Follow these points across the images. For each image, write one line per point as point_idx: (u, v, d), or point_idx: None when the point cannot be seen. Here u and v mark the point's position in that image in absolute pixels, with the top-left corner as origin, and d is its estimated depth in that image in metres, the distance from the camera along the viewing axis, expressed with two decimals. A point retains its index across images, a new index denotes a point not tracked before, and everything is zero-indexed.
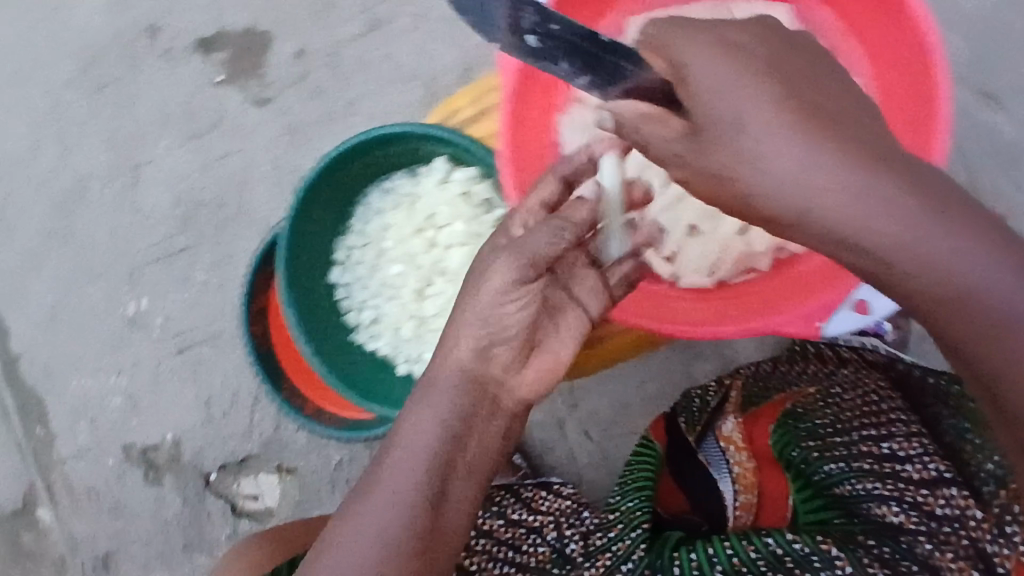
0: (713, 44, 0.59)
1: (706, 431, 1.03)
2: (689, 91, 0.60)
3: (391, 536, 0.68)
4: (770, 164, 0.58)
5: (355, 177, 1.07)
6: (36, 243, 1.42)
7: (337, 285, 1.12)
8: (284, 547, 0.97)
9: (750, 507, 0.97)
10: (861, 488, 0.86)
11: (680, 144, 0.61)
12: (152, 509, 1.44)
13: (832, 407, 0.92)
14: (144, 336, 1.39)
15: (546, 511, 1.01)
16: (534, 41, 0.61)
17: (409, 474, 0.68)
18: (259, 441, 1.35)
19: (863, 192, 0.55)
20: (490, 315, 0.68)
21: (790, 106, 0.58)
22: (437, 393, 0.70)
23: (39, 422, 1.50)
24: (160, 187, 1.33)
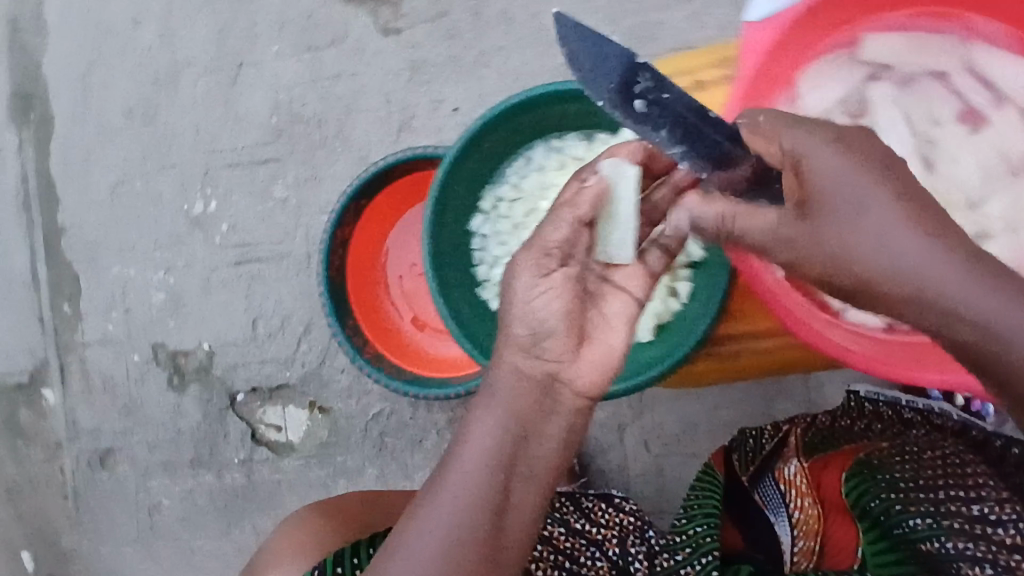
0: (833, 139, 0.59)
1: (764, 471, 0.96)
2: (802, 180, 0.59)
3: (454, 524, 0.63)
4: (871, 247, 0.56)
5: (531, 123, 0.88)
6: (116, 119, 1.37)
7: (473, 236, 0.93)
8: (351, 524, 0.92)
9: (810, 554, 0.90)
10: (951, 546, 0.76)
11: (779, 227, 0.60)
12: (168, 414, 1.38)
13: (911, 463, 0.84)
14: (203, 239, 1.33)
15: (607, 523, 0.98)
16: (642, 105, 0.64)
17: (475, 462, 0.64)
18: (298, 373, 1.30)
19: (966, 289, 0.53)
20: (524, 317, 0.66)
21: (904, 198, 0.57)
22: (505, 376, 0.66)
23: (68, 300, 1.43)
24: (260, 93, 1.28)
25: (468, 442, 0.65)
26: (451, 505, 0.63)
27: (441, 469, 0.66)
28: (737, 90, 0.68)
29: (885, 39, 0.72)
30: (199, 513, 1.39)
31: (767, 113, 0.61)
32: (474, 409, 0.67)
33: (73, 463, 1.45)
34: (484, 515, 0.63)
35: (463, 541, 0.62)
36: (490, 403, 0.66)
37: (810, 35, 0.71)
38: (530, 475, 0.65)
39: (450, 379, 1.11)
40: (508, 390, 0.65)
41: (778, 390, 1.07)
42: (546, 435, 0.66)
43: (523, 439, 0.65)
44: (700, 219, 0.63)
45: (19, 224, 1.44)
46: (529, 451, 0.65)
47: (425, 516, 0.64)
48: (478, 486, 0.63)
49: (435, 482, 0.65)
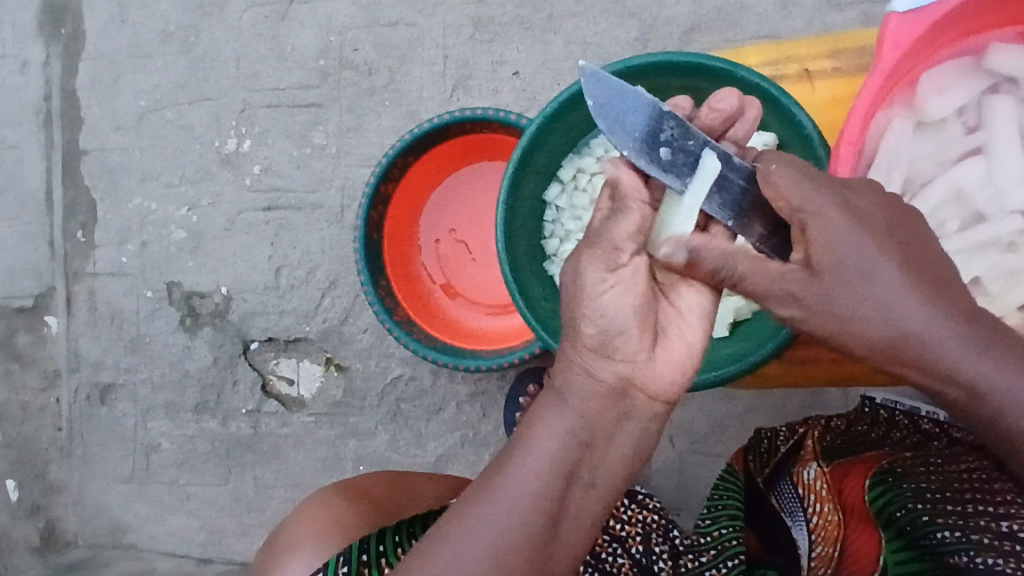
0: (838, 200, 0.54)
1: (780, 474, 0.84)
2: (808, 238, 0.54)
3: (512, 532, 0.56)
4: (888, 314, 0.52)
5: None
6: (152, 42, 1.33)
7: (547, 206, 0.90)
8: (376, 509, 0.87)
9: (828, 560, 0.75)
10: (981, 562, 0.63)
11: (792, 284, 0.54)
12: (174, 356, 1.33)
13: (940, 473, 0.69)
14: (232, 177, 1.28)
15: (631, 520, 0.86)
16: (665, 153, 0.60)
17: (539, 464, 0.57)
18: (318, 328, 1.25)
19: (969, 355, 0.51)
20: (602, 316, 0.59)
21: (907, 260, 0.53)
22: (578, 372, 0.59)
23: (82, 227, 1.38)
24: (311, 33, 1.24)
25: (530, 444, 0.58)
26: (505, 510, 0.56)
27: (494, 469, 0.59)
28: (874, 79, 0.62)
29: (1015, 51, 0.68)
30: (197, 460, 1.33)
31: (774, 172, 0.56)
32: (538, 407, 0.60)
33: (70, 396, 1.40)
34: (542, 525, 0.56)
35: (516, 547, 0.55)
36: (559, 405, 0.59)
37: (944, 36, 0.67)
38: (593, 484, 0.59)
39: (485, 354, 1.05)
40: (577, 392, 0.59)
41: (815, 399, 1.05)
42: (613, 443, 0.59)
43: (591, 446, 0.58)
44: (701, 252, 0.57)
45: (40, 140, 1.40)
46: (596, 459, 0.59)
47: (477, 519, 0.57)
48: (538, 492, 0.57)
49: (487, 482, 0.58)
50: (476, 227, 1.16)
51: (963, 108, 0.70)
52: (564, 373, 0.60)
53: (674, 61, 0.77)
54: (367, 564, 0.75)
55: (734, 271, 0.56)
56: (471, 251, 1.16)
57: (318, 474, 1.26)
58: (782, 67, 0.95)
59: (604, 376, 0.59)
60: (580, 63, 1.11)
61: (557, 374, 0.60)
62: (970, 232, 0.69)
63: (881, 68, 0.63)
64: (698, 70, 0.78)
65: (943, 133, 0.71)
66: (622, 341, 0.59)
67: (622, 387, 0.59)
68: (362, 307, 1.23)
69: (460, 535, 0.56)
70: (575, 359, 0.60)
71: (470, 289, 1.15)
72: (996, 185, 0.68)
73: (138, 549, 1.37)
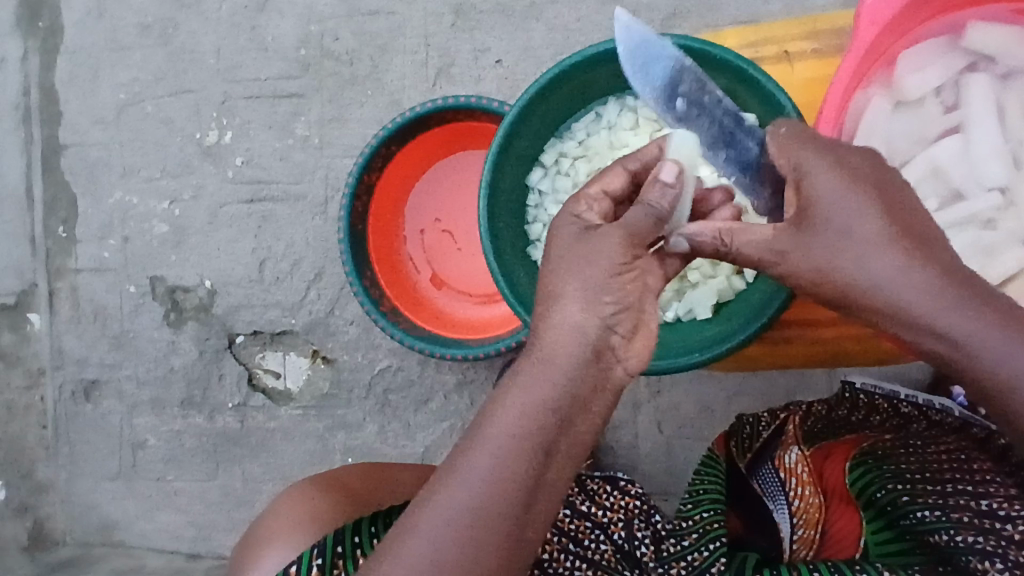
0: (831, 159, 0.58)
1: (762, 458, 0.82)
2: (801, 196, 0.59)
3: (490, 507, 0.55)
4: (872, 269, 0.55)
5: (608, 78, 0.83)
6: (129, 35, 1.31)
7: (529, 190, 0.90)
8: (351, 500, 0.86)
9: (810, 542, 0.76)
10: (961, 540, 0.64)
11: (781, 240, 0.58)
12: (160, 351, 1.32)
13: (918, 453, 0.71)
14: (215, 170, 1.27)
15: (613, 506, 0.86)
16: (681, 105, 0.64)
17: (511, 438, 0.55)
18: (304, 320, 1.24)
19: (941, 306, 0.53)
20: (612, 284, 0.57)
21: (891, 217, 0.56)
22: (556, 334, 0.57)
23: (63, 223, 1.36)
24: (291, 23, 1.22)
25: (506, 415, 0.56)
26: (479, 488, 0.55)
27: (470, 445, 0.57)
28: (851, 58, 0.62)
29: (992, 27, 0.69)
30: (185, 456, 1.32)
31: (784, 130, 0.60)
32: (516, 374, 0.57)
33: (54, 394, 1.38)
34: (517, 503, 0.55)
35: (490, 518, 0.55)
36: (544, 371, 0.56)
37: (920, 14, 0.67)
38: (569, 457, 0.57)
39: (471, 343, 1.05)
40: (562, 358, 0.56)
41: (800, 381, 1.05)
42: (589, 415, 0.57)
43: (569, 417, 0.56)
44: (699, 240, 0.60)
45: (18, 137, 1.38)
46: (574, 432, 0.57)
47: (446, 494, 0.56)
48: (515, 470, 0.55)
49: (461, 456, 0.57)
50: (460, 216, 1.15)
51: (942, 86, 0.71)
52: (540, 329, 0.58)
53: None
54: (342, 556, 0.75)
55: (732, 248, 0.59)
56: (456, 241, 1.15)
57: (306, 467, 1.26)
58: (761, 49, 0.95)
59: (594, 339, 0.56)
60: (563, 49, 1.11)
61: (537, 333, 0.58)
62: (949, 209, 0.69)
63: (859, 44, 0.62)
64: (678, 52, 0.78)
65: (921, 112, 0.71)
66: (608, 296, 0.56)
67: (600, 354, 0.57)
68: (348, 298, 1.22)
69: (435, 516, 0.56)
70: (556, 316, 0.57)
71: (455, 278, 1.15)
72: (974, 162, 0.69)
73: (127, 546, 1.36)
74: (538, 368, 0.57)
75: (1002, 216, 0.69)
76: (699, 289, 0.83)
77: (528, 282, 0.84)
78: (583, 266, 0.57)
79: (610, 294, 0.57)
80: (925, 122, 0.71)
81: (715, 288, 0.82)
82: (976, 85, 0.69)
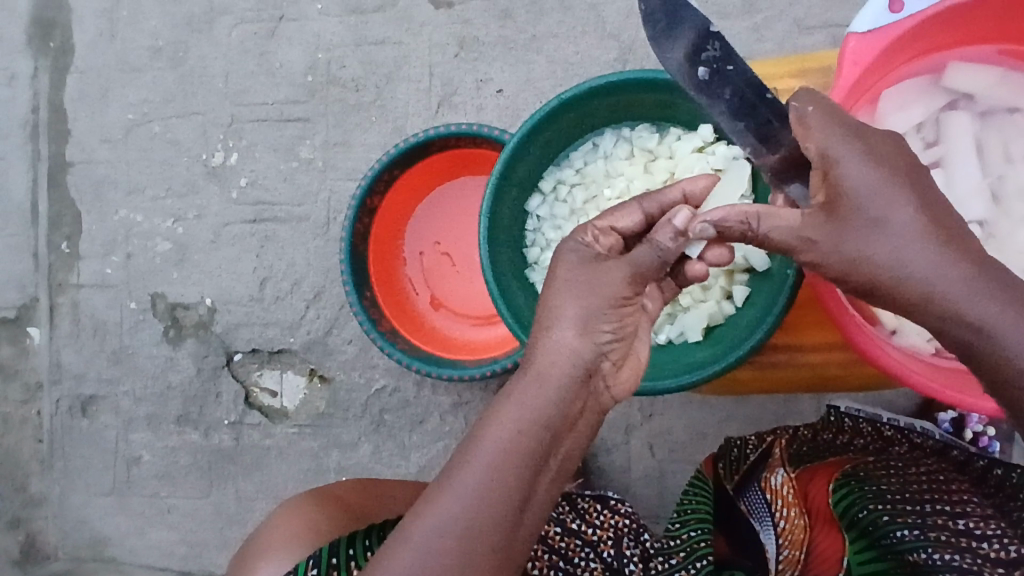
0: (861, 144, 0.56)
1: (749, 480, 0.85)
2: (829, 182, 0.57)
3: (479, 521, 0.56)
4: (905, 258, 0.54)
5: (606, 110, 0.87)
6: (141, 57, 1.35)
7: (528, 216, 0.92)
8: (346, 512, 0.87)
9: (795, 562, 0.76)
10: (939, 558, 0.64)
11: (809, 229, 0.57)
12: (158, 367, 1.33)
13: (897, 476, 0.73)
14: (220, 190, 1.30)
15: (602, 524, 0.86)
16: (704, 74, 0.64)
17: (504, 455, 0.57)
18: (302, 339, 1.26)
19: (974, 298, 0.52)
20: (611, 313, 0.61)
21: (923, 208, 0.55)
22: (552, 355, 0.60)
23: (67, 238, 1.38)
24: (299, 50, 1.26)
25: (499, 430, 0.58)
26: (475, 500, 0.56)
27: (464, 458, 0.58)
28: (836, 95, 0.66)
29: (968, 73, 0.73)
30: (179, 473, 1.33)
31: (808, 112, 0.58)
32: (513, 389, 0.59)
33: (50, 408, 1.39)
34: (509, 516, 0.57)
35: (479, 531, 0.56)
36: (541, 386, 0.59)
37: (903, 56, 0.71)
38: (558, 473, 0.60)
39: (467, 364, 1.07)
40: (557, 377, 0.59)
41: (790, 407, 1.07)
42: (577, 435, 0.60)
43: (561, 433, 0.59)
44: (724, 223, 0.59)
45: (26, 153, 1.41)
46: (564, 449, 0.60)
47: (438, 509, 0.57)
48: (507, 484, 0.57)
49: (453, 471, 0.58)
50: (459, 239, 1.18)
51: (923, 124, 0.74)
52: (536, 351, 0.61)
53: (653, 80, 0.80)
54: (336, 567, 0.77)
55: (760, 231, 0.59)
56: (454, 263, 1.18)
57: (300, 485, 1.26)
58: None
59: (587, 361, 0.60)
60: (562, 81, 1.15)
61: (533, 354, 0.61)
62: None
63: (845, 82, 0.66)
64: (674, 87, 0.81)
65: (905, 147, 0.74)
66: (607, 323, 0.61)
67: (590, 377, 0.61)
68: (346, 318, 1.24)
69: (428, 527, 0.56)
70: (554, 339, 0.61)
71: (454, 300, 1.17)
72: (954, 196, 0.72)
73: (118, 563, 1.36)
74: (533, 388, 0.59)
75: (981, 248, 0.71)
76: (691, 313, 0.85)
77: (526, 304, 0.86)
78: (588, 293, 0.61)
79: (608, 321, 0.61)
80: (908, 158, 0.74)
81: (705, 312, 0.84)
82: (955, 124, 0.73)
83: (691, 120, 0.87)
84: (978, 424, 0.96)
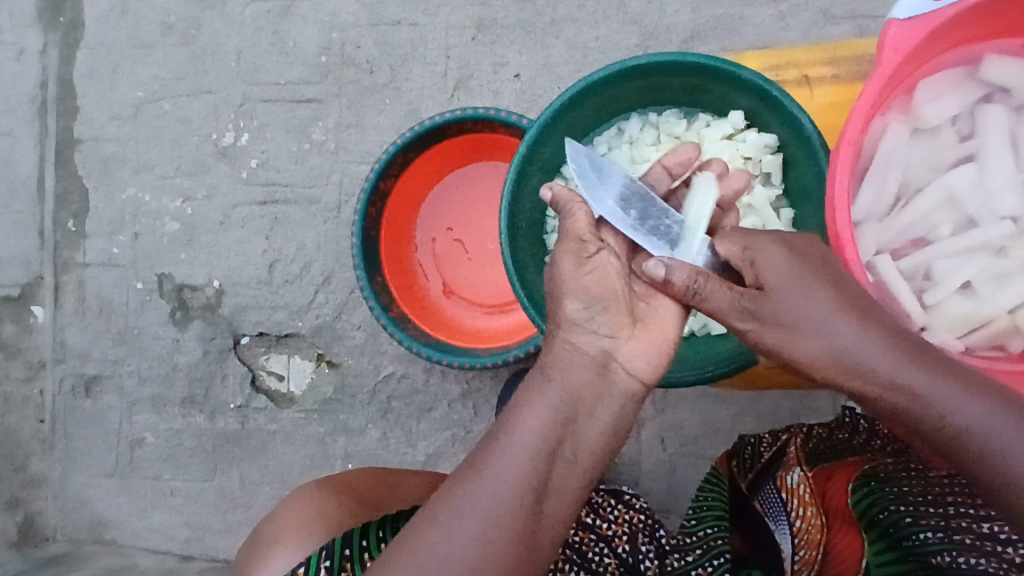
0: (777, 240, 0.62)
1: (764, 479, 0.85)
2: (755, 271, 0.61)
3: (501, 513, 0.55)
4: (825, 335, 0.57)
5: (633, 94, 0.85)
6: (152, 34, 1.33)
7: (550, 201, 0.90)
8: (356, 501, 0.86)
9: (812, 562, 0.75)
10: (963, 562, 0.63)
11: (742, 305, 0.61)
12: (164, 348, 1.31)
13: (921, 475, 0.71)
14: (230, 170, 1.28)
15: (617, 519, 0.86)
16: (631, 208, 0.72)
17: (526, 439, 0.57)
18: (310, 324, 1.25)
19: (897, 368, 0.54)
20: (593, 295, 0.65)
21: (839, 292, 0.59)
22: (564, 345, 0.63)
23: (73, 216, 1.36)
24: (313, 29, 1.24)
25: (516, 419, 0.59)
26: (500, 484, 0.56)
27: (483, 451, 0.58)
28: (873, 84, 0.64)
29: (1007, 63, 0.71)
30: (183, 455, 1.31)
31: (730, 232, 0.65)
32: (528, 388, 0.62)
33: (54, 387, 1.38)
34: (532, 499, 0.56)
35: (501, 514, 0.55)
36: (552, 374, 0.62)
37: (941, 45, 0.69)
38: (575, 461, 0.59)
39: (479, 352, 1.05)
40: (562, 363, 0.62)
41: (806, 404, 1.06)
42: (593, 420, 0.61)
43: (573, 417, 0.60)
44: (673, 274, 0.63)
45: (34, 128, 1.39)
46: (579, 434, 0.60)
47: (463, 498, 0.55)
48: (526, 467, 0.56)
49: (476, 462, 0.58)
50: (473, 225, 1.16)
51: (957, 116, 0.73)
52: (550, 348, 0.64)
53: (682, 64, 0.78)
54: (349, 558, 0.75)
55: (700, 292, 0.63)
56: (468, 250, 1.16)
57: (306, 471, 1.25)
58: (783, 71, 1.05)
59: (587, 345, 0.63)
60: (581, 67, 1.13)
61: (546, 351, 0.64)
62: (963, 235, 0.71)
63: (881, 72, 0.64)
64: (705, 71, 0.80)
65: (938, 140, 0.73)
66: (605, 305, 0.64)
67: (600, 362, 0.63)
68: (356, 304, 1.23)
69: (455, 516, 0.55)
70: (564, 329, 0.64)
71: (466, 288, 1.16)
72: (987, 189, 0.71)
73: (119, 545, 1.35)
74: (550, 376, 0.62)
75: (1013, 244, 0.71)
76: None
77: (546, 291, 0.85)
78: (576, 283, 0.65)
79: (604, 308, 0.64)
80: (936, 150, 0.73)
81: None
82: (990, 117, 0.71)
83: (719, 107, 0.85)
84: None
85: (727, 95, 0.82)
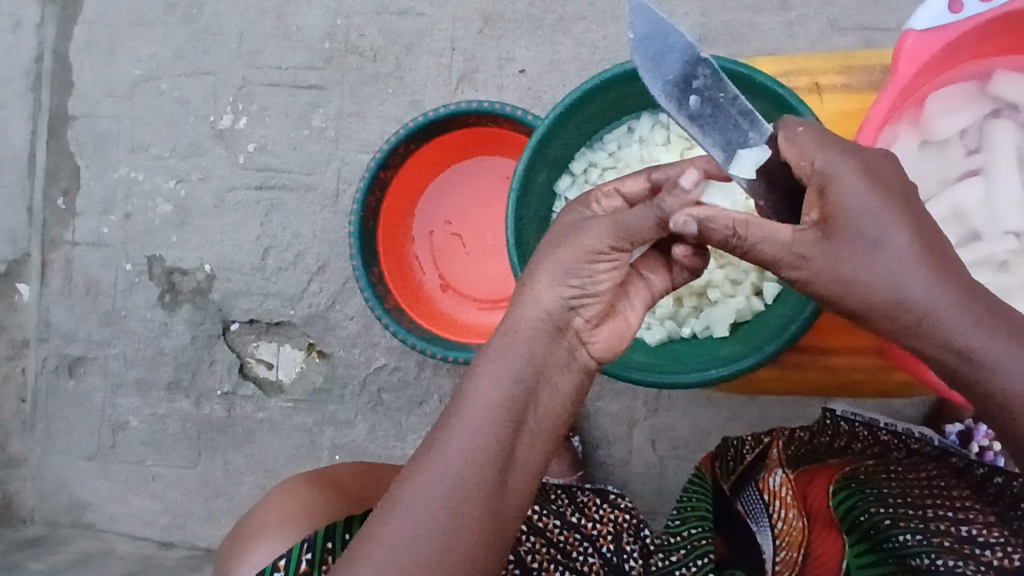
0: (862, 167, 0.56)
1: (746, 480, 0.84)
2: (826, 202, 0.56)
3: (465, 489, 0.55)
4: (885, 273, 0.55)
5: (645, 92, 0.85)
6: (154, 11, 1.31)
7: (557, 197, 0.90)
8: (340, 494, 0.85)
9: (793, 564, 0.73)
10: (942, 564, 0.63)
11: (806, 248, 0.56)
12: (152, 331, 1.29)
13: (899, 480, 0.73)
14: (227, 153, 1.26)
15: (602, 519, 0.86)
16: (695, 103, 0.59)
17: (484, 410, 0.56)
18: (302, 312, 1.23)
19: (952, 315, 0.55)
20: (581, 268, 0.58)
21: (920, 235, 0.55)
22: (523, 310, 0.59)
23: (64, 193, 1.34)
24: (317, 14, 1.23)
25: (472, 393, 0.57)
26: (458, 462, 0.55)
27: (442, 423, 0.57)
28: (887, 97, 0.65)
29: (1018, 78, 0.72)
30: (167, 440, 1.30)
31: (800, 132, 0.58)
32: (484, 355, 0.58)
33: (36, 366, 1.35)
34: (493, 476, 0.56)
35: (466, 493, 0.55)
36: (512, 340, 0.58)
37: (953, 58, 0.70)
38: (536, 433, 0.58)
39: (473, 347, 1.04)
40: (525, 333, 0.58)
41: (797, 411, 1.06)
42: (554, 393, 0.59)
43: (533, 391, 0.57)
44: (710, 225, 0.56)
45: (27, 102, 1.36)
46: (539, 406, 0.58)
47: (424, 476, 0.56)
48: (486, 443, 0.56)
49: (436, 439, 0.57)
50: (471, 220, 1.15)
51: (966, 130, 0.74)
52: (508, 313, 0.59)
53: None
54: (331, 552, 0.74)
55: (745, 241, 0.57)
56: (465, 245, 1.15)
57: (291, 461, 1.24)
58: (794, 78, 1.02)
59: (556, 315, 0.58)
60: (587, 65, 1.13)
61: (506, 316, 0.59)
62: (966, 250, 0.72)
63: (895, 84, 0.65)
64: (719, 73, 0.80)
65: (947, 152, 0.73)
66: (579, 279, 0.58)
67: (558, 338, 0.59)
68: (350, 294, 1.21)
69: (414, 498, 0.55)
70: (526, 294, 0.59)
71: (463, 283, 1.15)
72: (994, 206, 0.71)
73: (97, 529, 1.33)
74: (510, 345, 0.58)
75: (1016, 260, 0.72)
76: (717, 307, 0.84)
77: None
78: (562, 251, 0.59)
79: (579, 284, 0.58)
80: (945, 162, 0.73)
81: (733, 306, 0.83)
82: (1001, 132, 0.72)
83: None
84: (983, 438, 0.91)
85: (738, 99, 0.83)
